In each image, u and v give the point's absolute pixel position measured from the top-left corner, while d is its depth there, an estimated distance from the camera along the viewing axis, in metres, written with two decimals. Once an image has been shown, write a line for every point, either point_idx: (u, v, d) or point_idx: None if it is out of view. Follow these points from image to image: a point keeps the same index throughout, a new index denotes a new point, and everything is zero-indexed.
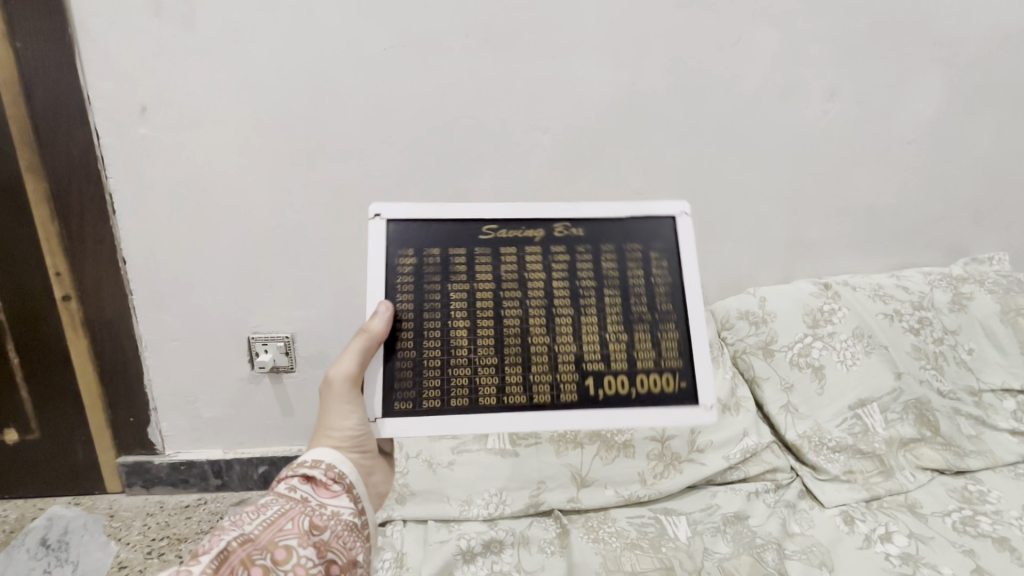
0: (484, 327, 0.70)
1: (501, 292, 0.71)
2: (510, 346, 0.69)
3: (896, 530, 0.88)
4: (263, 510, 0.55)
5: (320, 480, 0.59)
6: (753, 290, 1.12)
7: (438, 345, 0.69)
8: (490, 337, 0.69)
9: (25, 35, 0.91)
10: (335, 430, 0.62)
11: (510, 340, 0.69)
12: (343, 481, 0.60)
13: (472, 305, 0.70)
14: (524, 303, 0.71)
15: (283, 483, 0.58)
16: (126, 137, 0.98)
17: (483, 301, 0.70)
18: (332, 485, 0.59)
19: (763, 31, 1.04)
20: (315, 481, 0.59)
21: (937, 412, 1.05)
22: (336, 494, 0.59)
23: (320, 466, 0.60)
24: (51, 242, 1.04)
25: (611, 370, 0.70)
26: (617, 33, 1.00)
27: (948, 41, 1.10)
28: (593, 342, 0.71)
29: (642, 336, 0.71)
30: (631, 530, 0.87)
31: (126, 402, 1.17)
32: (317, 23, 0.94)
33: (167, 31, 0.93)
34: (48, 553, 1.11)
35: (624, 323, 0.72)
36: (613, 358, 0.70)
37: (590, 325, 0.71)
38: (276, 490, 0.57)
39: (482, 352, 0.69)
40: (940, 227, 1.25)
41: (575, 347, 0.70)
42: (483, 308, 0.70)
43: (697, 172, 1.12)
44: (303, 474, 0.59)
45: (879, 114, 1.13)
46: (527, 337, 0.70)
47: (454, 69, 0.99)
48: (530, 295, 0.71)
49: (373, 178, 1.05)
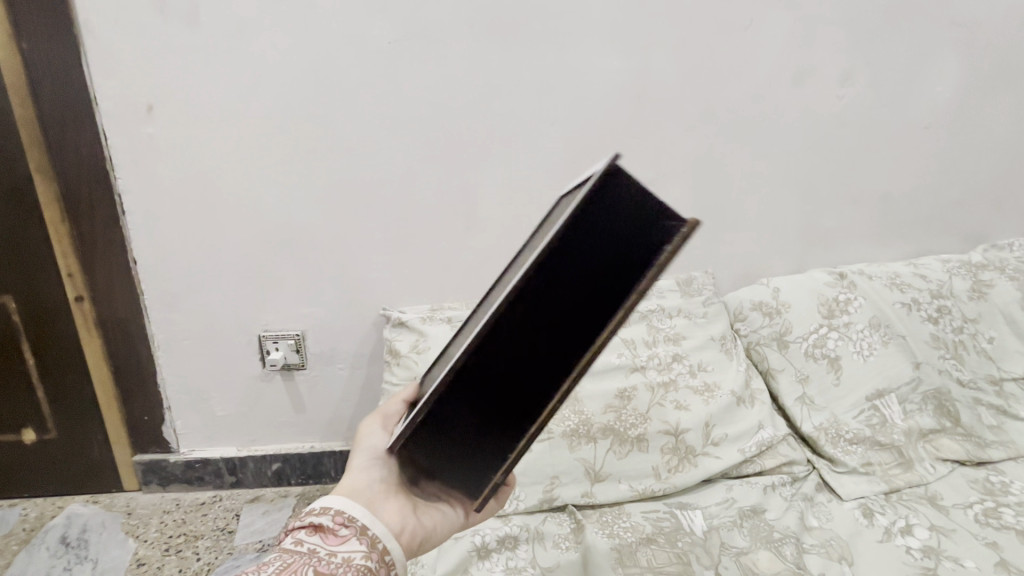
0: (470, 331, 0.61)
1: (476, 314, 0.66)
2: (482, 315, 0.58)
3: (917, 522, 0.86)
4: (263, 569, 0.48)
5: (327, 528, 0.52)
6: (766, 281, 1.11)
7: (442, 367, 0.62)
8: (470, 330, 0.60)
9: (31, 37, 0.91)
10: (353, 478, 0.58)
11: (476, 320, 0.60)
12: (353, 524, 0.53)
13: (461, 335, 0.66)
14: (488, 301, 0.63)
15: (290, 537, 0.52)
16: (134, 137, 0.98)
17: (467, 327, 0.65)
18: (340, 530, 0.52)
19: (774, 15, 1.01)
20: (323, 530, 0.52)
21: (957, 401, 1.03)
22: (345, 539, 0.52)
23: (328, 513, 0.54)
24: (63, 243, 1.04)
25: (540, 242, 0.52)
26: (625, 21, 0.99)
27: (967, 21, 1.07)
28: (527, 254, 0.57)
29: (557, 212, 0.57)
30: (647, 525, 0.87)
31: (140, 401, 1.18)
32: (322, 18, 0.94)
33: (171, 29, 0.92)
34: (68, 550, 1.10)
35: (545, 227, 0.58)
36: (541, 238, 0.54)
37: (525, 254, 0.59)
38: (282, 545, 0.51)
39: (466, 338, 0.59)
40: (959, 213, 1.22)
41: (517, 269, 0.56)
42: (466, 329, 0.65)
43: (708, 162, 1.10)
44: (311, 525, 0.52)
45: (896, 98, 1.11)
46: (491, 304, 0.59)
47: (460, 60, 0.98)
48: (493, 295, 0.64)
49: (380, 173, 1.04)
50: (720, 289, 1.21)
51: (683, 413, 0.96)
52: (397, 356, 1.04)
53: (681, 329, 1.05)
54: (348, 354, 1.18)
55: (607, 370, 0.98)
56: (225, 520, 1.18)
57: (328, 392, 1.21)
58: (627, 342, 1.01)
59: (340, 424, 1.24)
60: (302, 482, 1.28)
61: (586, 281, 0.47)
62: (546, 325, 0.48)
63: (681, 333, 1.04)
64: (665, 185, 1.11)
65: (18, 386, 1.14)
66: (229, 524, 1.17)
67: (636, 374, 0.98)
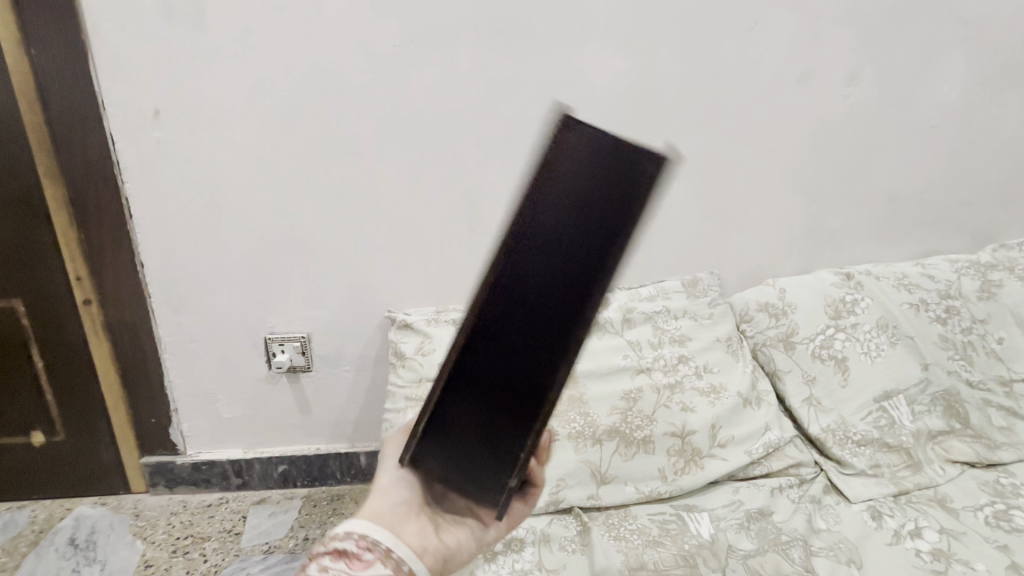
0: None
1: None
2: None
3: (926, 525, 0.86)
4: None
5: (351, 553, 0.52)
6: (772, 282, 1.10)
7: None
8: None
9: (39, 43, 0.92)
10: (374, 499, 0.57)
11: None
12: (378, 548, 0.53)
13: None
14: None
15: (313, 564, 0.51)
16: (141, 141, 0.99)
17: None
18: (364, 555, 0.52)
19: (778, 15, 1.01)
20: (347, 556, 0.52)
21: (966, 403, 1.02)
22: (369, 564, 0.51)
23: (351, 538, 0.53)
24: (71, 247, 1.05)
25: None
26: (629, 21, 0.98)
27: (974, 19, 1.06)
28: None
29: None
30: (653, 527, 0.86)
31: (147, 403, 1.18)
32: (327, 22, 0.94)
33: (177, 34, 0.93)
34: (76, 552, 1.11)
35: None
36: None
37: None
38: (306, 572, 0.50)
39: None
40: (967, 212, 1.21)
41: None
42: None
43: (713, 163, 1.10)
44: (335, 551, 0.52)
45: (903, 98, 1.10)
46: None
47: (464, 62, 0.98)
48: None
49: (385, 176, 1.05)
50: (725, 290, 1.20)
51: (689, 415, 0.96)
52: (402, 358, 1.05)
53: (686, 330, 1.04)
54: (353, 356, 1.18)
55: (612, 372, 0.98)
56: (231, 522, 1.18)
57: (333, 395, 1.21)
58: (632, 344, 1.01)
59: (345, 426, 1.25)
60: (308, 484, 1.28)
61: (564, 249, 0.47)
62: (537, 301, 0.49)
63: (686, 334, 1.04)
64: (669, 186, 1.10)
65: (27, 388, 1.15)
66: (235, 526, 1.17)
67: (642, 375, 0.98)
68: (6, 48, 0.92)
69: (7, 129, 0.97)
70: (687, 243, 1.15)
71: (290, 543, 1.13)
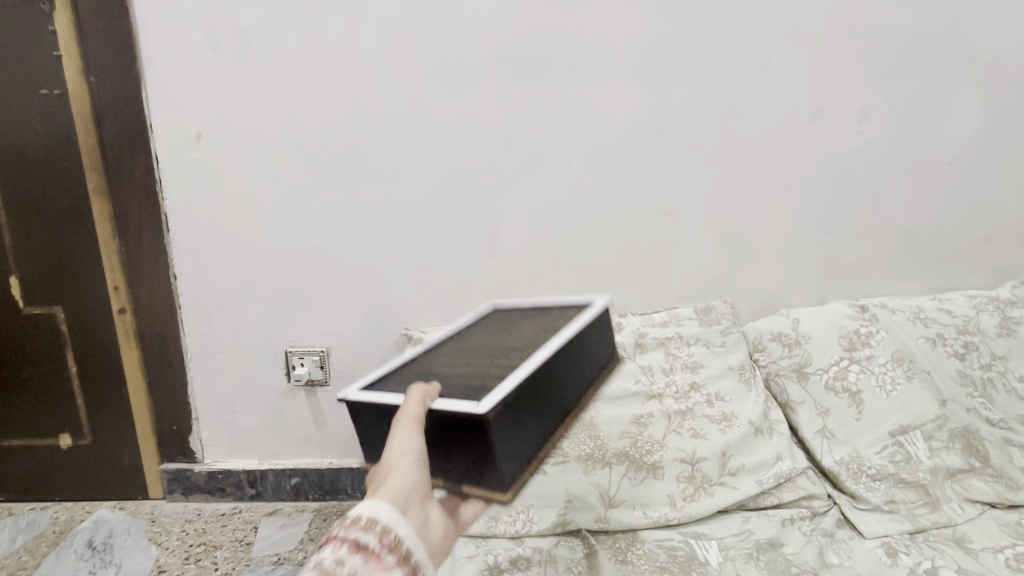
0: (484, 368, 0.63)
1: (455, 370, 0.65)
2: (487, 354, 0.68)
3: (944, 564, 0.83)
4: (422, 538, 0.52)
5: (372, 549, 0.48)
6: (786, 312, 1.11)
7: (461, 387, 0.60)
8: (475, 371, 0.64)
9: (99, 71, 1.01)
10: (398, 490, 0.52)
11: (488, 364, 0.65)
12: (398, 547, 0.49)
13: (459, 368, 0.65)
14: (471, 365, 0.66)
15: (331, 552, 0.47)
16: (182, 160, 1.06)
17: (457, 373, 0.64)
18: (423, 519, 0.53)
19: (790, 55, 1.05)
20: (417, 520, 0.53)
21: (986, 441, 0.99)
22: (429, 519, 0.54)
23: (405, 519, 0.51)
24: (111, 258, 1.11)
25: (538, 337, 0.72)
26: (645, 59, 1.04)
27: (987, 60, 1.09)
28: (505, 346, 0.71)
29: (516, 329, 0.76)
30: (661, 553, 0.86)
31: (170, 410, 1.22)
32: (361, 54, 1.01)
33: (224, 65, 1.01)
34: (93, 554, 1.13)
35: None
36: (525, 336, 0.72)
37: None
38: (319, 562, 0.47)
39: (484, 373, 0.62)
40: (986, 248, 1.20)
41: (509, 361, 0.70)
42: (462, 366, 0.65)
43: (727, 194, 1.12)
44: (353, 541, 0.48)
45: (916, 134, 1.12)
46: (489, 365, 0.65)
47: (486, 92, 1.04)
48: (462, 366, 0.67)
49: (407, 199, 1.09)
50: (740, 319, 1.20)
51: (701, 442, 0.96)
52: None
53: (699, 357, 1.05)
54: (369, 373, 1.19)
55: (624, 396, 0.99)
56: (243, 532, 1.19)
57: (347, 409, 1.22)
58: (644, 368, 1.02)
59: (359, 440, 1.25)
60: (319, 497, 1.28)
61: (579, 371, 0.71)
62: (560, 388, 0.67)
63: (699, 361, 1.04)
64: (684, 215, 1.13)
65: (59, 389, 1.20)
66: (247, 536, 1.18)
67: (653, 401, 0.99)
68: (69, 76, 1.02)
69: (67, 148, 1.05)
70: (701, 271, 1.16)
71: (299, 555, 1.12)
